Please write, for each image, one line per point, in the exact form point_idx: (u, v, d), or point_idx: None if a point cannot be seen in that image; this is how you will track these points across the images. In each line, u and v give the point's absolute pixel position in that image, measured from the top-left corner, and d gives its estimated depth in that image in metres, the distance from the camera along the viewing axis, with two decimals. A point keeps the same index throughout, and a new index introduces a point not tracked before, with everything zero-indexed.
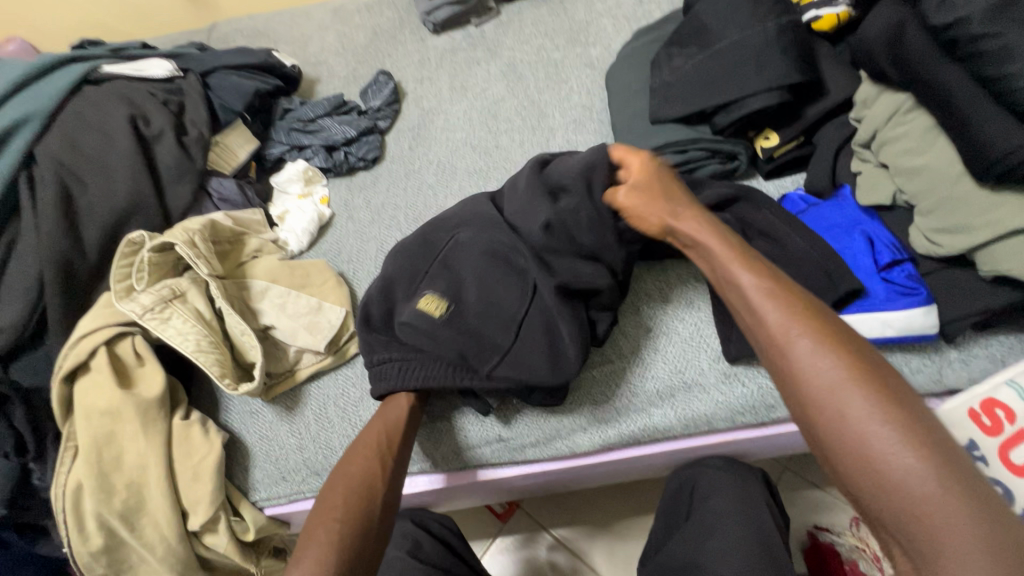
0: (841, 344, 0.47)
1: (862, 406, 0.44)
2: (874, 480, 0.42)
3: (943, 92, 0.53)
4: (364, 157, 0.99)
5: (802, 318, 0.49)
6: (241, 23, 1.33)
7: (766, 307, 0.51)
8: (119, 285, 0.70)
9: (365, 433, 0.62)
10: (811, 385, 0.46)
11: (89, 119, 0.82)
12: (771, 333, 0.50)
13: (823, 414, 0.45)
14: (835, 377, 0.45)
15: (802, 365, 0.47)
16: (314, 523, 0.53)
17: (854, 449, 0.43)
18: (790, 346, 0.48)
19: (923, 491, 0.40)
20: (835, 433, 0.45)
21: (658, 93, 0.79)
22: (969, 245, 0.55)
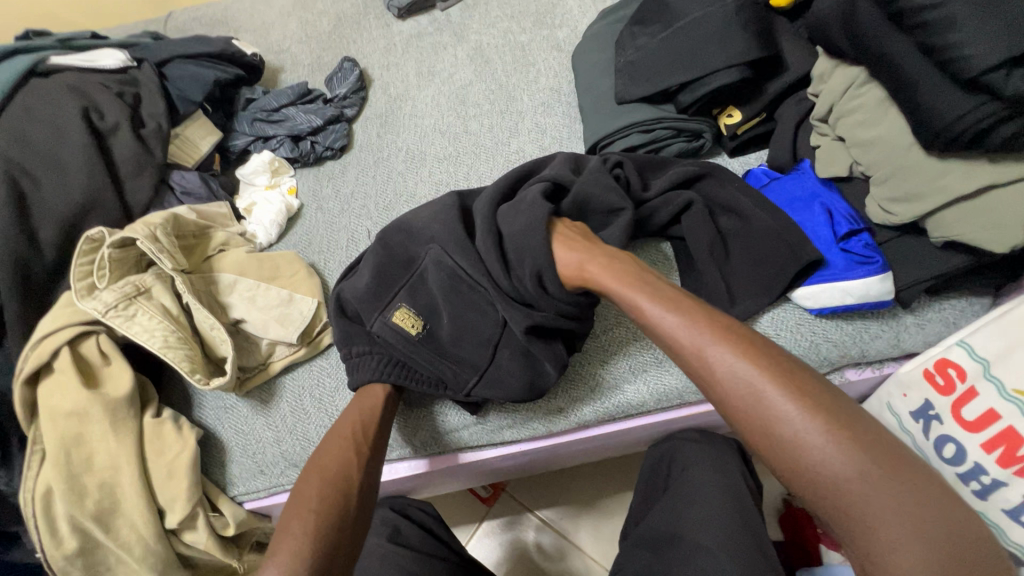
0: (766, 353, 0.45)
1: (785, 406, 0.41)
2: (811, 484, 0.40)
3: (890, 64, 0.54)
4: (331, 146, 0.97)
5: (713, 331, 0.47)
6: (199, 11, 1.29)
7: (678, 325, 0.49)
8: (79, 283, 0.67)
9: (338, 426, 0.62)
10: (737, 398, 0.44)
11: (38, 113, 0.79)
12: (686, 350, 0.48)
13: (751, 422, 0.43)
14: (762, 388, 0.43)
15: (726, 377, 0.44)
16: (289, 516, 0.52)
17: (788, 456, 0.41)
18: (709, 364, 0.46)
19: (853, 482, 0.38)
20: (768, 447, 0.42)
21: (623, 73, 0.79)
22: (921, 212, 0.56)
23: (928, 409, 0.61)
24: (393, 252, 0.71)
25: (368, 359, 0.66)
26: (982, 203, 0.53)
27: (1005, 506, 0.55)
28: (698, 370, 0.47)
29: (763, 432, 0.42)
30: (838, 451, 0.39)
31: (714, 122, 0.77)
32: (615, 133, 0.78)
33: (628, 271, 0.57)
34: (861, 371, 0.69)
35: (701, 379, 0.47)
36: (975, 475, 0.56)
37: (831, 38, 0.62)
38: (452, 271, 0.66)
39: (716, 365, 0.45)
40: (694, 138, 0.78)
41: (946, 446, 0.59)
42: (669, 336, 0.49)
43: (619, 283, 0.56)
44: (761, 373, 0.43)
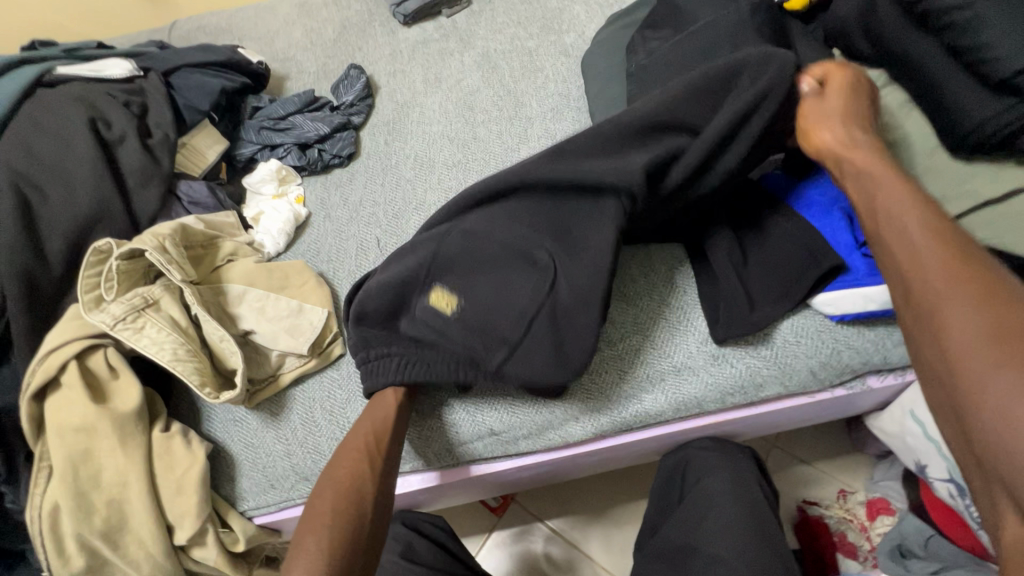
0: (998, 296, 0.40)
1: (1012, 375, 0.37)
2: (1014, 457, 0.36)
3: (913, 66, 0.53)
4: (339, 154, 0.96)
5: (965, 281, 0.42)
6: (204, 20, 1.29)
7: (944, 264, 0.44)
8: (87, 296, 0.67)
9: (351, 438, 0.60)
10: (951, 350, 0.41)
11: (45, 123, 0.78)
12: (921, 293, 0.44)
13: (961, 377, 0.39)
14: (990, 333, 0.39)
15: (950, 326, 0.41)
16: (303, 531, 0.52)
17: (999, 421, 0.37)
18: (941, 308, 0.42)
19: None
20: (977, 409, 0.38)
21: (634, 78, 0.78)
22: (945, 217, 0.55)
23: None
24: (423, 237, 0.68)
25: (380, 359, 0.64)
26: (1011, 206, 0.52)
27: None
28: (923, 310, 0.44)
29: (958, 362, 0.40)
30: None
31: None
32: None
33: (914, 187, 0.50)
34: (883, 378, 0.68)
35: (925, 323, 0.43)
36: None
37: (849, 40, 0.61)
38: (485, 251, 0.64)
39: (941, 295, 0.42)
40: None
41: None
42: (911, 279, 0.45)
43: (901, 198, 0.49)
44: (987, 315, 0.40)
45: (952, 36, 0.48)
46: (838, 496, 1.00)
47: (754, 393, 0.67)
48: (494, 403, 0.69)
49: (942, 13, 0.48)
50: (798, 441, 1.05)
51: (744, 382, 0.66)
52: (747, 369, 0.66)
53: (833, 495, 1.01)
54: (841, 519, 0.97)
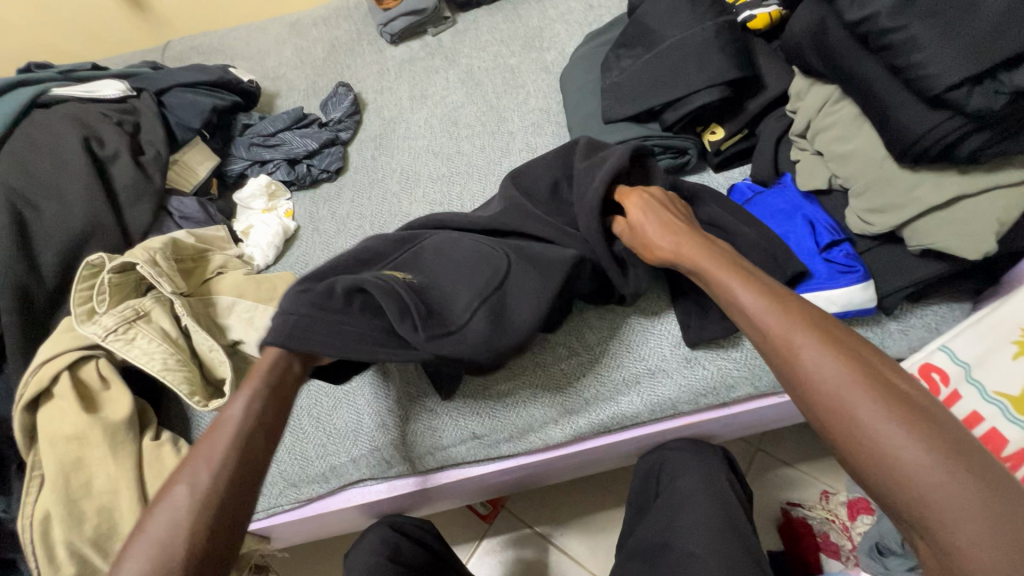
0: (839, 342, 0.45)
1: (863, 403, 0.42)
2: (885, 475, 0.40)
3: (861, 82, 0.57)
4: (327, 168, 0.99)
5: (803, 323, 0.47)
6: (197, 40, 1.33)
7: (771, 311, 0.49)
8: (80, 308, 0.69)
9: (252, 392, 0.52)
10: (814, 389, 0.44)
11: (40, 143, 0.81)
12: (771, 339, 0.48)
13: (826, 408, 0.43)
14: (841, 370, 0.44)
15: (806, 367, 0.45)
16: (149, 519, 0.43)
17: (863, 448, 0.41)
18: (792, 352, 0.46)
19: (928, 476, 0.38)
20: (847, 438, 0.42)
21: (609, 94, 0.82)
22: (897, 222, 0.58)
23: None
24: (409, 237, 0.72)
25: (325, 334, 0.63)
26: (955, 211, 0.56)
27: None
28: (778, 354, 0.48)
29: (843, 419, 0.42)
30: (919, 445, 0.39)
31: (699, 139, 0.79)
32: None
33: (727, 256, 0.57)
34: None
35: (782, 368, 0.47)
36: None
37: (805, 58, 0.64)
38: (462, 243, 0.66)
39: (802, 351, 0.46)
40: (680, 154, 0.80)
41: None
42: (758, 323, 0.50)
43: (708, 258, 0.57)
44: (840, 363, 0.44)
45: (892, 55, 0.51)
46: (820, 498, 1.02)
47: (726, 394, 0.70)
48: (475, 408, 0.72)
49: (881, 34, 0.51)
50: (780, 444, 1.07)
51: (716, 384, 0.69)
52: (719, 371, 0.69)
53: (815, 496, 1.03)
54: (824, 520, 0.98)
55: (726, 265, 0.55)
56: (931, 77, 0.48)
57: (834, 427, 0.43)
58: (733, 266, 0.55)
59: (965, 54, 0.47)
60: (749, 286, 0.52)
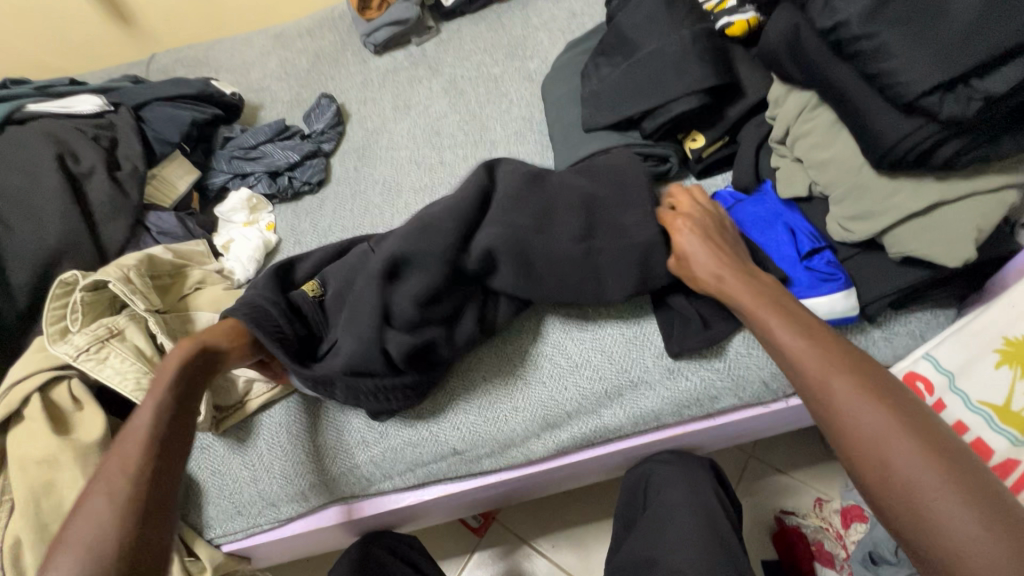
0: (879, 389, 0.47)
1: (905, 455, 0.43)
2: (924, 528, 0.41)
3: (836, 89, 0.56)
4: (308, 181, 0.99)
5: (844, 368, 0.48)
6: (181, 53, 1.32)
7: (811, 353, 0.50)
8: (52, 328, 0.68)
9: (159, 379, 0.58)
10: (858, 437, 0.46)
11: (13, 160, 0.80)
12: (811, 383, 0.49)
13: (867, 459, 0.45)
14: (882, 420, 0.45)
15: (845, 416, 0.47)
16: (84, 502, 0.49)
17: (902, 499, 0.43)
18: (830, 398, 0.48)
19: (967, 528, 0.40)
20: (885, 488, 0.44)
21: (589, 102, 0.81)
22: (876, 230, 0.58)
23: None
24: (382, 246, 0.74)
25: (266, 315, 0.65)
26: (934, 218, 0.55)
27: None
28: (817, 400, 0.49)
29: (880, 467, 0.44)
30: (955, 496, 0.41)
31: (679, 147, 0.79)
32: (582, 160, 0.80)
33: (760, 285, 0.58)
34: None
35: (819, 412, 0.49)
36: None
37: (781, 64, 0.64)
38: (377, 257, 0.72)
39: (846, 396, 0.47)
40: (661, 163, 0.80)
41: None
42: (797, 364, 0.51)
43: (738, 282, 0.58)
44: (881, 412, 0.45)
45: (865, 62, 0.51)
46: (814, 505, 1.00)
47: (710, 406, 0.69)
48: (457, 423, 0.70)
49: (853, 40, 0.51)
50: (773, 451, 1.06)
51: (699, 395, 0.68)
52: (702, 382, 0.68)
53: (809, 504, 1.02)
54: (818, 528, 0.97)
55: (762, 295, 0.56)
56: (903, 83, 0.48)
57: (869, 472, 0.45)
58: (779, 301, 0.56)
59: (936, 61, 0.46)
60: (788, 322, 0.53)
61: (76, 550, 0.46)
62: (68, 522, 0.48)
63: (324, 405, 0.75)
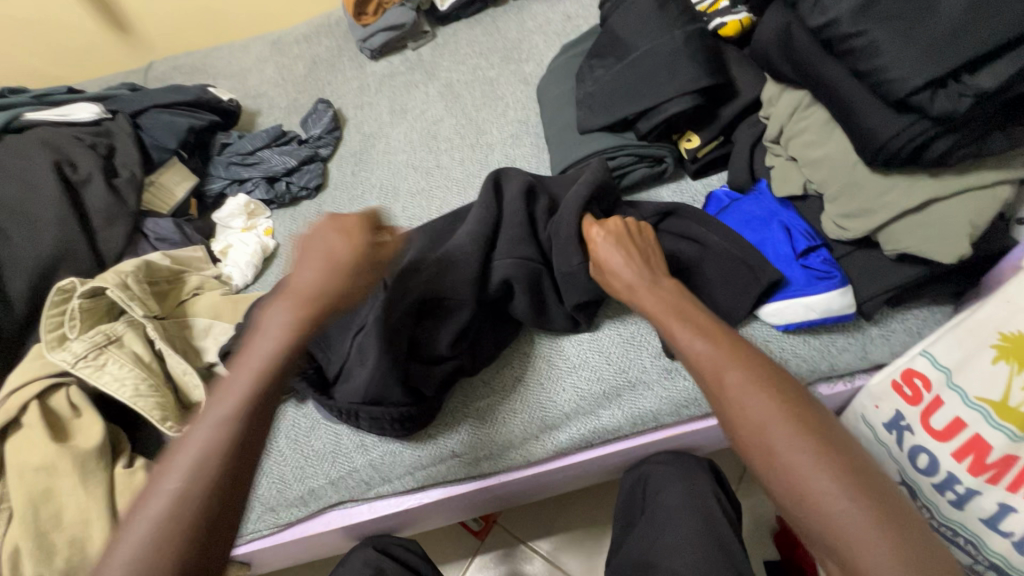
0: (763, 377, 0.46)
1: (786, 439, 0.42)
2: (808, 512, 0.41)
3: (829, 87, 0.56)
4: (306, 185, 0.99)
5: (731, 358, 0.48)
6: (179, 60, 1.33)
7: (700, 345, 0.50)
8: (50, 335, 0.68)
9: (289, 295, 0.48)
10: (744, 423, 0.45)
11: (11, 168, 0.80)
12: (703, 374, 0.49)
13: (753, 445, 0.44)
14: (767, 404, 0.44)
15: (732, 403, 0.46)
16: (157, 489, 0.40)
17: (787, 485, 0.42)
18: (722, 387, 0.47)
19: (842, 509, 0.39)
20: (773, 474, 0.43)
21: (584, 104, 0.82)
22: (871, 228, 0.58)
23: (899, 420, 0.62)
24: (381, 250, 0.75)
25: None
26: (928, 215, 0.55)
27: (981, 515, 0.56)
28: (710, 389, 0.48)
29: (764, 453, 0.43)
30: (828, 479, 0.40)
31: (675, 147, 0.79)
32: (578, 162, 0.81)
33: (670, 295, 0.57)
34: (833, 385, 0.69)
35: (713, 402, 0.48)
36: (950, 486, 0.58)
37: (773, 64, 0.64)
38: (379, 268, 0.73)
39: (732, 385, 0.46)
40: (656, 163, 0.80)
41: (920, 457, 0.60)
42: (691, 358, 0.50)
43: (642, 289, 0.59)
44: (763, 400, 0.45)
45: (856, 60, 0.51)
46: None
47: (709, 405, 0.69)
48: (459, 426, 0.70)
49: (842, 39, 0.51)
50: None
51: (697, 395, 0.68)
52: None
53: None
54: None
55: (660, 298, 0.57)
56: (894, 81, 0.48)
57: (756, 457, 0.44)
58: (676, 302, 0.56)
59: (927, 58, 0.46)
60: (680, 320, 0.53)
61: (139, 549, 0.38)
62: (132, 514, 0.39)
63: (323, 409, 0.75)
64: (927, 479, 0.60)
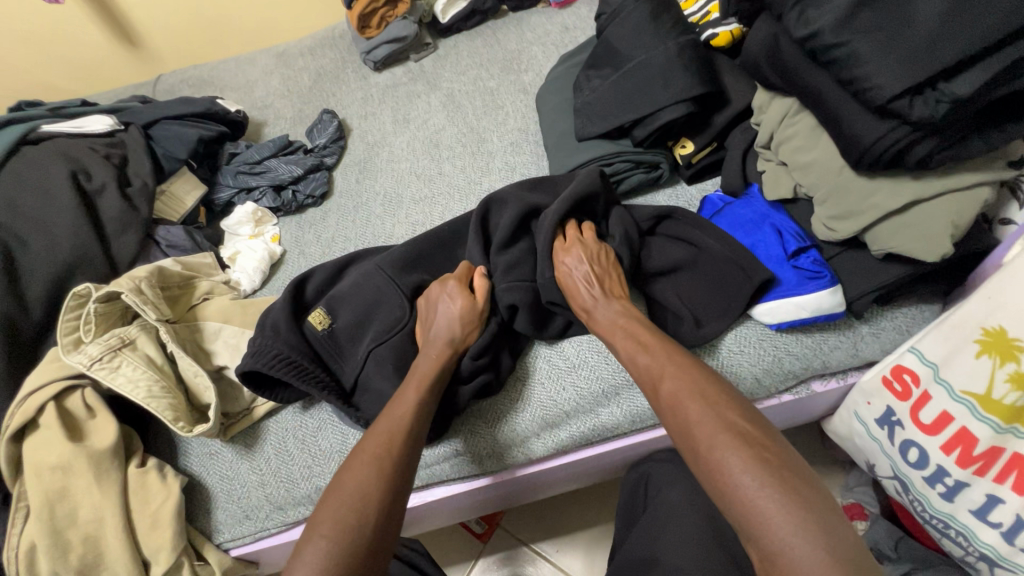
0: (698, 387, 0.53)
1: (710, 429, 0.49)
2: (726, 495, 0.46)
3: (816, 95, 0.59)
4: (312, 194, 1.02)
5: (673, 367, 0.56)
6: (187, 73, 1.36)
7: (649, 354, 0.59)
8: (66, 338, 0.70)
9: (415, 368, 0.66)
10: (679, 420, 0.52)
11: (29, 178, 0.83)
12: (652, 379, 0.57)
13: (685, 437, 0.51)
14: (697, 402, 0.51)
15: (672, 403, 0.53)
16: (333, 505, 0.53)
17: (710, 471, 0.48)
18: (663, 390, 0.55)
19: (751, 489, 0.44)
20: (699, 461, 0.49)
21: (581, 113, 0.85)
22: (857, 228, 0.60)
23: (890, 415, 0.64)
24: (387, 256, 0.77)
25: (287, 365, 0.69)
26: (913, 215, 0.57)
27: (971, 506, 0.58)
28: (656, 392, 0.56)
29: (694, 452, 0.50)
30: (745, 470, 0.45)
31: (670, 153, 0.82)
32: (576, 168, 0.83)
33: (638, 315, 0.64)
34: (827, 383, 0.71)
35: (658, 404, 0.56)
36: (940, 478, 0.60)
37: (762, 73, 0.67)
38: (385, 280, 0.75)
39: (673, 395, 0.54)
40: (652, 169, 0.83)
41: (911, 450, 0.62)
42: (643, 369, 0.59)
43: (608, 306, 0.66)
44: (694, 404, 0.51)
45: (840, 68, 0.53)
46: None
47: None
48: (463, 426, 0.72)
49: (826, 49, 0.54)
50: None
51: None
52: None
53: None
54: None
55: (626, 316, 0.65)
56: (875, 88, 0.51)
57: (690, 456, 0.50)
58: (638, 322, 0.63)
59: (904, 66, 0.49)
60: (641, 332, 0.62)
61: (324, 544, 0.49)
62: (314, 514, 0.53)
63: (330, 410, 0.77)
64: (918, 472, 0.62)
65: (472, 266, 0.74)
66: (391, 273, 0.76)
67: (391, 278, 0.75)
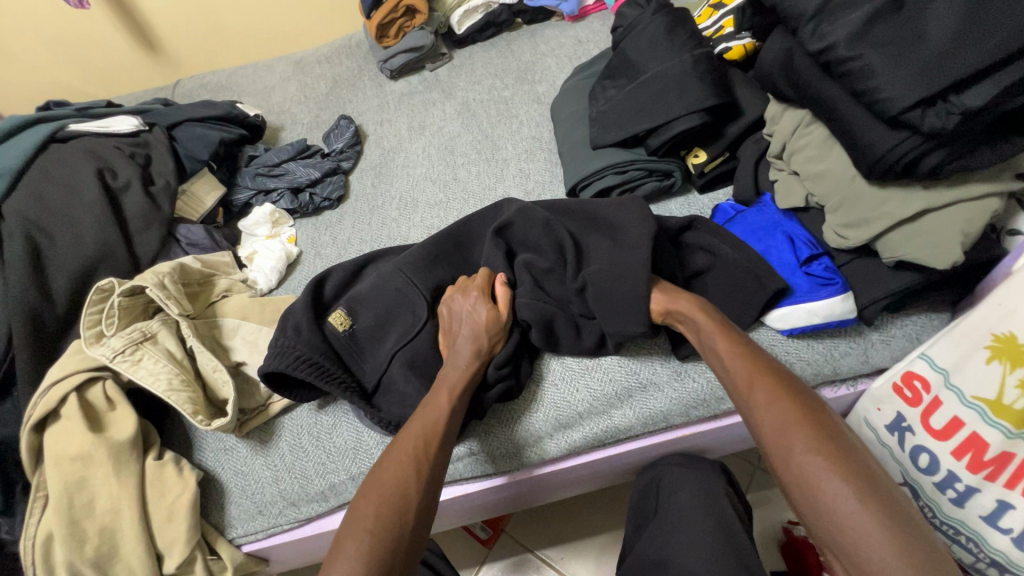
0: (792, 392, 0.52)
1: (801, 445, 0.48)
2: (816, 510, 0.47)
3: (829, 107, 0.61)
4: (329, 197, 1.03)
5: (760, 375, 0.54)
6: (206, 78, 1.39)
7: (733, 359, 0.56)
8: (89, 331, 0.71)
9: (443, 378, 0.66)
10: (769, 430, 0.51)
11: (57, 175, 0.85)
12: (737, 386, 0.55)
13: (774, 449, 0.50)
14: (787, 416, 0.50)
15: (759, 413, 0.52)
16: (369, 498, 0.54)
17: (800, 484, 0.48)
18: (750, 396, 0.53)
19: (847, 508, 0.45)
20: (788, 475, 0.49)
21: (597, 122, 0.87)
22: (869, 236, 0.62)
23: (900, 421, 0.65)
24: (407, 257, 0.79)
25: (310, 367, 0.70)
26: (924, 224, 0.59)
27: (982, 512, 0.59)
28: (741, 401, 0.55)
29: (784, 456, 0.49)
30: (843, 484, 0.46)
31: (682, 162, 0.84)
32: (591, 175, 0.85)
33: (713, 318, 0.61)
34: (837, 390, 0.72)
35: (741, 410, 0.55)
36: (950, 483, 0.60)
37: (776, 85, 0.69)
38: (403, 282, 0.77)
39: (761, 405, 0.52)
40: (665, 177, 0.85)
41: (921, 456, 0.63)
42: (730, 375, 0.57)
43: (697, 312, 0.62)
44: (787, 411, 0.50)
45: (854, 80, 0.55)
46: None
47: (716, 406, 0.72)
48: (480, 425, 0.73)
49: (840, 62, 0.56)
50: None
51: (706, 396, 0.71)
52: (708, 383, 0.71)
53: None
54: None
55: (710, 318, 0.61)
56: (888, 99, 0.52)
57: (775, 460, 0.50)
58: (720, 323, 0.60)
59: (915, 79, 0.51)
60: (724, 337, 0.59)
61: (361, 541, 0.51)
62: (350, 511, 0.55)
63: (346, 407, 0.79)
64: (928, 478, 0.63)
65: (492, 273, 0.75)
66: (411, 274, 0.77)
67: (411, 279, 0.77)
